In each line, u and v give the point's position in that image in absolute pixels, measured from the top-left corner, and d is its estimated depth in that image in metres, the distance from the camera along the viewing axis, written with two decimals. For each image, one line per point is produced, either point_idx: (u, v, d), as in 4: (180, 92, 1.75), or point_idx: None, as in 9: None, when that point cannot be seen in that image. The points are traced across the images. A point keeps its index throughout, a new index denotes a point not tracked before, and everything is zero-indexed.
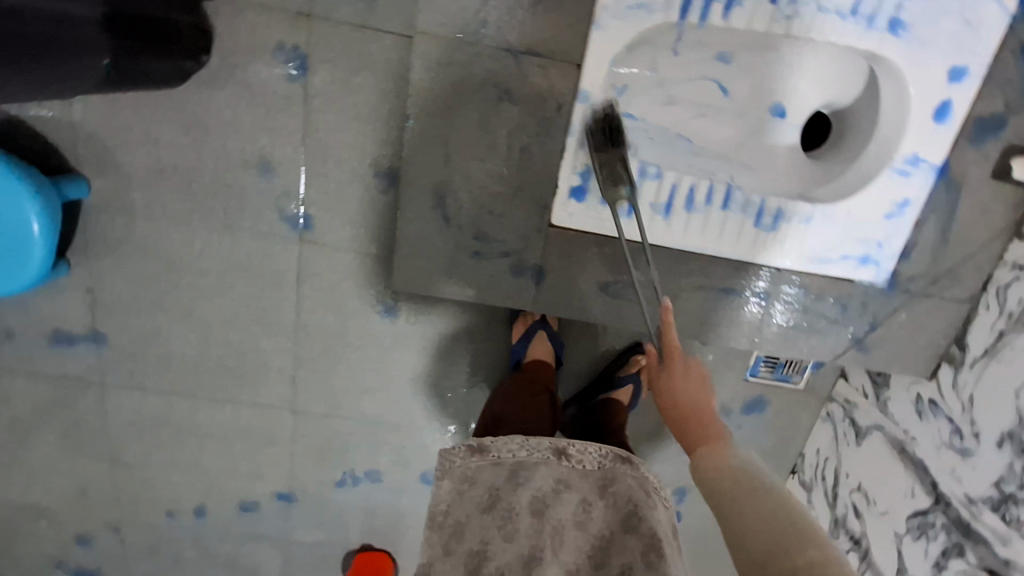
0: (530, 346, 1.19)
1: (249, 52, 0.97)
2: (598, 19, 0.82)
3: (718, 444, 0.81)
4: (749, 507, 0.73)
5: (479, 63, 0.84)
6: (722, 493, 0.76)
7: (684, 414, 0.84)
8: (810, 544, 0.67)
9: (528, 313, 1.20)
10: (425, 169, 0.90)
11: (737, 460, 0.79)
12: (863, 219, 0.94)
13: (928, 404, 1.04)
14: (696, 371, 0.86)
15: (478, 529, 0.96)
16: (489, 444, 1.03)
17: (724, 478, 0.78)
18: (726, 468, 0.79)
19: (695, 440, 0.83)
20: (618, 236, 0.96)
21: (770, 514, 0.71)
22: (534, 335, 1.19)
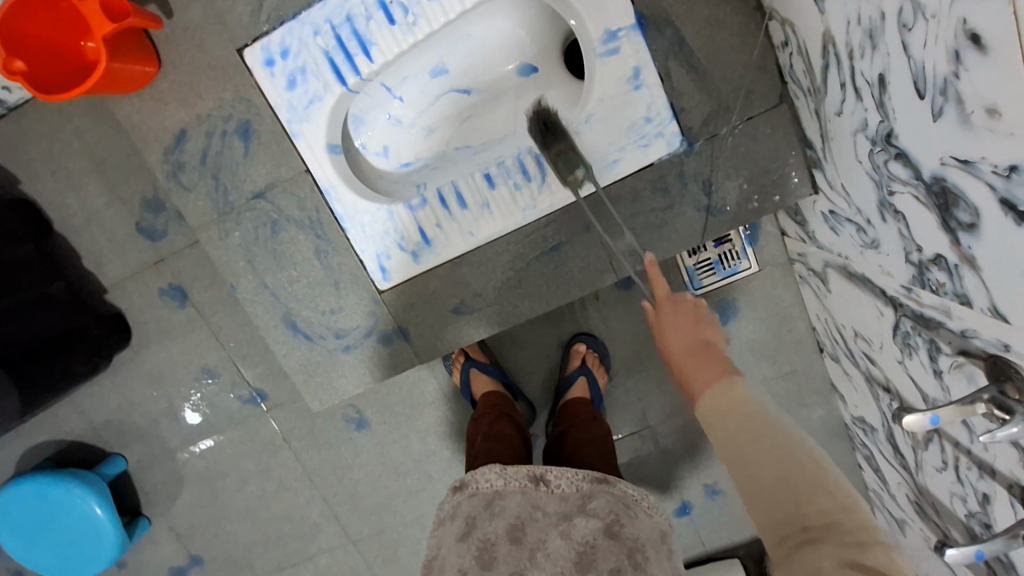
0: (471, 385, 1.24)
1: (147, 307, 1.26)
2: (292, 132, 0.96)
3: (721, 368, 0.84)
4: (763, 449, 0.73)
5: (243, 218, 1.02)
6: (732, 433, 0.77)
7: (694, 347, 0.89)
8: (820, 491, 0.67)
9: (455, 358, 1.26)
10: (268, 311, 1.07)
11: (745, 394, 0.79)
12: (614, 111, 0.91)
13: (831, 215, 0.92)
14: (686, 313, 0.93)
15: (455, 559, 0.87)
16: (469, 477, 0.99)
17: (727, 408, 0.79)
18: (736, 399, 0.79)
19: (699, 379, 0.85)
20: (433, 266, 1.02)
21: (785, 455, 0.71)
22: (471, 374, 1.24)
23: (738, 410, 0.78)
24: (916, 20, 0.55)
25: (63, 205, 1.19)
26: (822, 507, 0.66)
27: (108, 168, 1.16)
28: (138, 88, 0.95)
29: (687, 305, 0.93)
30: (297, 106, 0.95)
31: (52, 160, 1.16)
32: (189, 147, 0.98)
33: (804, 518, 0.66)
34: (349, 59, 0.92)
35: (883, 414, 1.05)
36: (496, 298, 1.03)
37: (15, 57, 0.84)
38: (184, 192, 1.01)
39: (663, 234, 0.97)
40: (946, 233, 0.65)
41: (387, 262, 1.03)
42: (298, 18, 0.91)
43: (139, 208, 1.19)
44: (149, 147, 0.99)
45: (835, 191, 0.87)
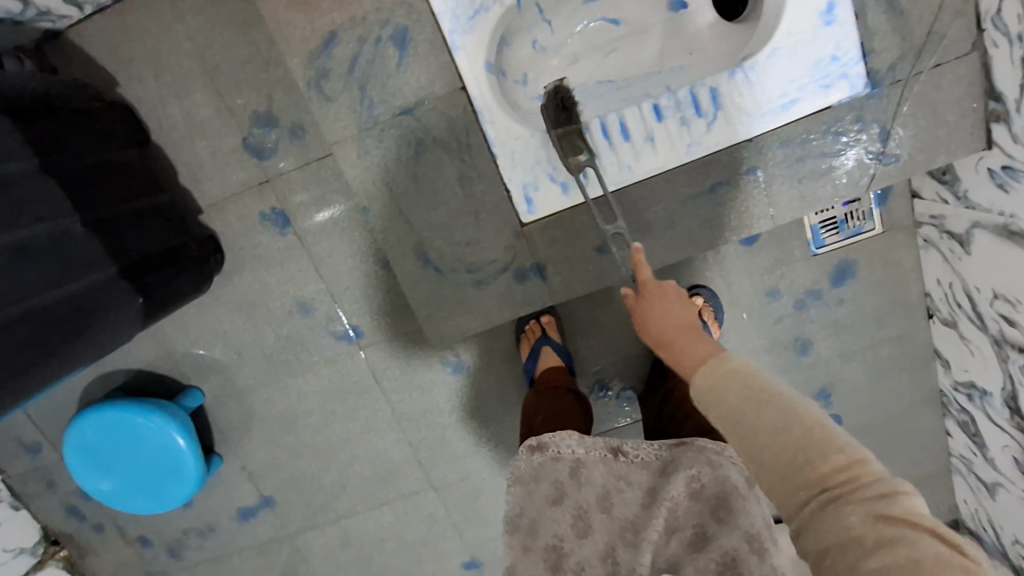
0: (539, 360, 1.21)
1: (246, 232, 1.19)
2: (452, 44, 0.90)
3: (707, 346, 0.72)
4: (762, 416, 0.60)
5: (387, 136, 0.95)
6: (725, 407, 0.64)
7: (680, 330, 0.77)
8: (831, 449, 0.56)
9: (530, 330, 1.24)
10: (399, 239, 1.02)
11: (733, 366, 0.66)
12: (799, 46, 0.88)
13: (1005, 171, 0.91)
14: (674, 294, 0.81)
15: (550, 524, 0.84)
16: (547, 439, 0.89)
17: (723, 386, 0.65)
18: (725, 378, 0.65)
19: (687, 357, 0.73)
20: (581, 200, 0.98)
21: (781, 417, 0.59)
22: (541, 350, 1.22)
23: (727, 379, 0.65)
24: None
25: (163, 114, 1.10)
26: (839, 466, 0.55)
27: (219, 76, 1.07)
28: None
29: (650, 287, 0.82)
30: (462, 17, 0.90)
31: (157, 62, 1.07)
32: (339, 53, 0.91)
33: (822, 478, 0.55)
34: None
35: (1006, 377, 1.06)
36: (643, 237, 1.00)
37: None
38: (325, 102, 0.94)
39: (826, 181, 0.96)
40: None
41: (534, 194, 0.98)
42: None
43: (248, 123, 1.10)
44: (293, 49, 0.91)
45: (1020, 144, 0.86)
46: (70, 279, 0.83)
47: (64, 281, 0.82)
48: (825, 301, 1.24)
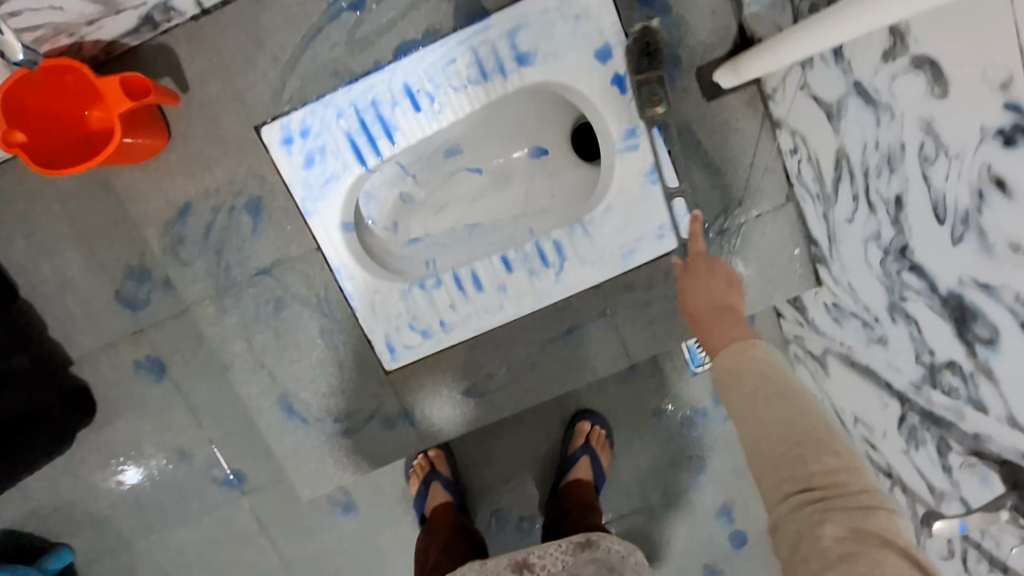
0: (428, 498, 1.18)
1: (121, 382, 1.16)
2: (306, 210, 0.94)
3: (738, 330, 0.75)
4: (768, 410, 0.63)
5: (246, 296, 0.97)
6: (742, 394, 0.67)
7: (711, 312, 0.82)
8: (827, 451, 0.58)
9: (417, 466, 1.21)
10: (262, 393, 1.01)
11: (759, 358, 0.69)
12: (631, 201, 0.94)
13: (835, 307, 0.96)
14: (717, 277, 0.85)
15: None
16: None
17: (749, 369, 0.68)
18: (754, 363, 0.69)
19: (717, 334, 0.76)
20: (445, 347, 1.00)
21: (792, 414, 0.62)
22: (431, 485, 1.19)
23: (752, 369, 0.68)
24: (939, 155, 0.60)
25: (34, 272, 1.10)
26: (829, 468, 0.57)
27: (89, 234, 1.09)
28: (143, 160, 0.91)
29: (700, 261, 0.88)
30: (313, 184, 0.93)
31: (27, 224, 1.08)
32: (194, 222, 0.94)
33: (810, 477, 0.58)
34: (373, 144, 0.92)
35: None
36: (508, 381, 1.01)
37: (17, 129, 0.75)
38: (182, 267, 0.95)
39: (676, 321, 0.99)
40: (962, 344, 0.69)
41: (398, 344, 0.99)
42: (321, 100, 0.90)
43: (120, 276, 1.11)
44: (149, 220, 0.93)
45: (840, 286, 0.92)
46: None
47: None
48: (711, 418, 1.27)
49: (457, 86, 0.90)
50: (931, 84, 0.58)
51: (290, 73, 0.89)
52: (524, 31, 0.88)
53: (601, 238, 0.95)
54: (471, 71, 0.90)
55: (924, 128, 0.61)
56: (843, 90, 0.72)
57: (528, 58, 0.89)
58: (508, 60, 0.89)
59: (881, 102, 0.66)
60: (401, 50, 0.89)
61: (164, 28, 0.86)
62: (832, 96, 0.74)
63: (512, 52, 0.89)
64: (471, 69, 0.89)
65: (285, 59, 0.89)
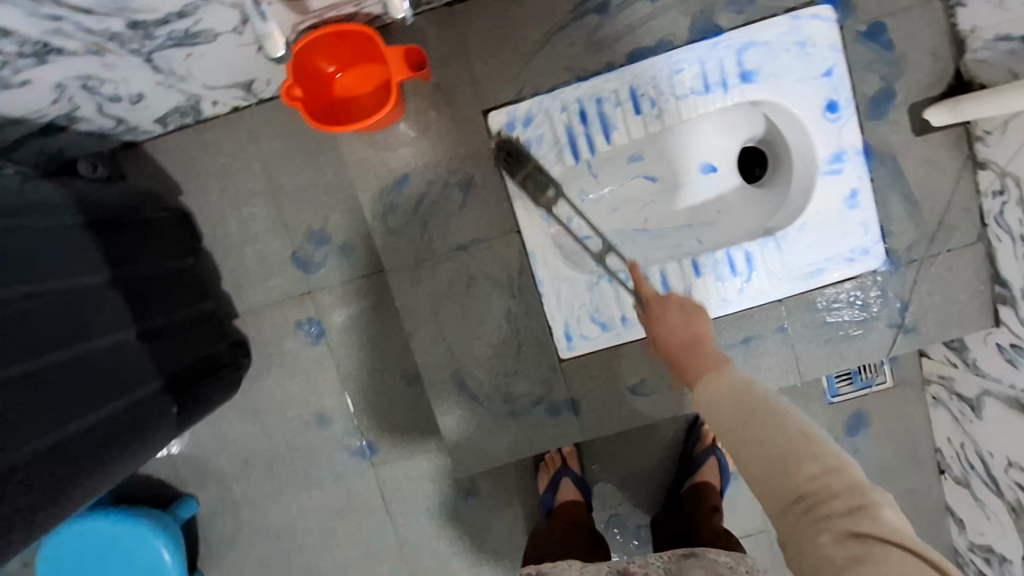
0: (558, 493, 1.19)
1: (280, 340, 1.20)
2: (514, 194, 0.98)
3: (704, 365, 0.74)
4: (751, 431, 0.63)
5: (441, 269, 1.01)
6: (720, 420, 0.67)
7: (683, 344, 0.79)
8: (808, 456, 0.59)
9: (549, 461, 1.23)
10: (437, 364, 1.04)
11: (726, 387, 0.68)
12: (827, 221, 0.97)
13: (1013, 348, 0.98)
14: (677, 305, 0.83)
15: None
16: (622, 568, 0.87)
17: (721, 402, 0.67)
18: (722, 392, 0.68)
19: (690, 367, 0.75)
20: (622, 342, 1.02)
21: (767, 432, 0.62)
22: (561, 480, 1.20)
23: (721, 399, 0.68)
24: None
25: (222, 224, 1.15)
26: (813, 473, 0.58)
27: (281, 194, 1.13)
28: (374, 129, 0.96)
29: (654, 304, 0.84)
30: (525, 169, 0.97)
31: (226, 178, 1.13)
32: (407, 193, 0.98)
33: (798, 487, 0.59)
34: (591, 141, 0.97)
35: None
36: (677, 383, 1.03)
37: (298, 85, 0.80)
38: (387, 234, 1.00)
39: (851, 344, 1.01)
40: None
41: (577, 334, 1.02)
42: (549, 92, 0.95)
43: (302, 238, 1.15)
44: (366, 185, 0.98)
45: None
46: (99, 404, 0.78)
47: (93, 407, 0.77)
48: None
49: (679, 93, 0.95)
50: None
51: (523, 63, 0.95)
52: (751, 50, 0.93)
53: (792, 253, 0.98)
54: (695, 82, 0.94)
55: None
56: None
57: (751, 75, 0.94)
58: (731, 75, 0.94)
59: None
60: (634, 56, 0.94)
61: (426, 6, 0.93)
62: None
63: (736, 68, 0.94)
64: (695, 80, 0.94)
65: (523, 51, 0.94)
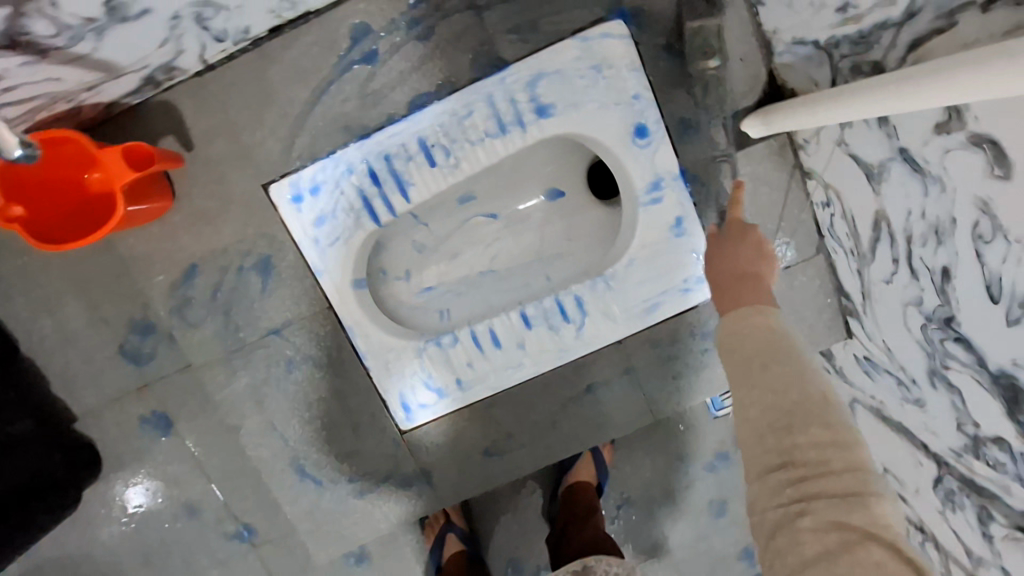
0: (443, 551, 1.15)
1: (124, 439, 1.11)
2: (316, 267, 0.90)
3: (755, 296, 0.72)
4: (774, 368, 0.63)
5: (256, 357, 0.93)
6: (742, 355, 0.67)
7: (731, 278, 0.76)
8: (818, 422, 0.58)
9: (432, 518, 1.17)
10: (274, 454, 0.97)
11: (765, 325, 0.67)
12: (655, 254, 0.90)
13: (867, 360, 0.92)
14: (751, 243, 0.78)
15: None
16: None
17: (750, 334, 0.67)
18: (758, 326, 0.68)
19: (732, 295, 0.73)
20: (461, 405, 0.96)
21: (792, 378, 0.62)
22: (446, 538, 1.16)
23: (752, 335, 0.67)
24: (996, 236, 0.57)
25: (34, 327, 1.06)
26: (815, 441, 0.58)
27: (90, 288, 1.04)
28: (148, 221, 0.87)
29: (742, 235, 0.79)
30: (322, 240, 0.89)
31: (27, 279, 1.03)
32: (200, 283, 0.90)
33: (795, 450, 0.58)
34: (387, 201, 0.88)
35: None
36: (527, 439, 0.98)
37: (13, 204, 0.74)
38: (189, 329, 0.92)
39: (701, 375, 0.97)
40: (1012, 424, 0.65)
41: (413, 405, 0.96)
42: (332, 156, 0.86)
43: (123, 330, 1.06)
44: (154, 281, 0.89)
45: (873, 342, 0.88)
46: None
47: None
48: (732, 462, 1.23)
49: (473, 138, 0.86)
50: (990, 164, 0.54)
51: (301, 128, 0.85)
52: (543, 81, 0.84)
53: (622, 292, 0.91)
54: (487, 124, 0.86)
55: (980, 207, 0.57)
56: (886, 154, 0.68)
57: (548, 108, 0.85)
58: (525, 111, 0.85)
59: (931, 173, 0.62)
60: (415, 103, 0.85)
61: (166, 84, 0.83)
62: (873, 158, 0.70)
63: (530, 103, 0.85)
64: (487, 121, 0.85)
65: (294, 114, 0.85)
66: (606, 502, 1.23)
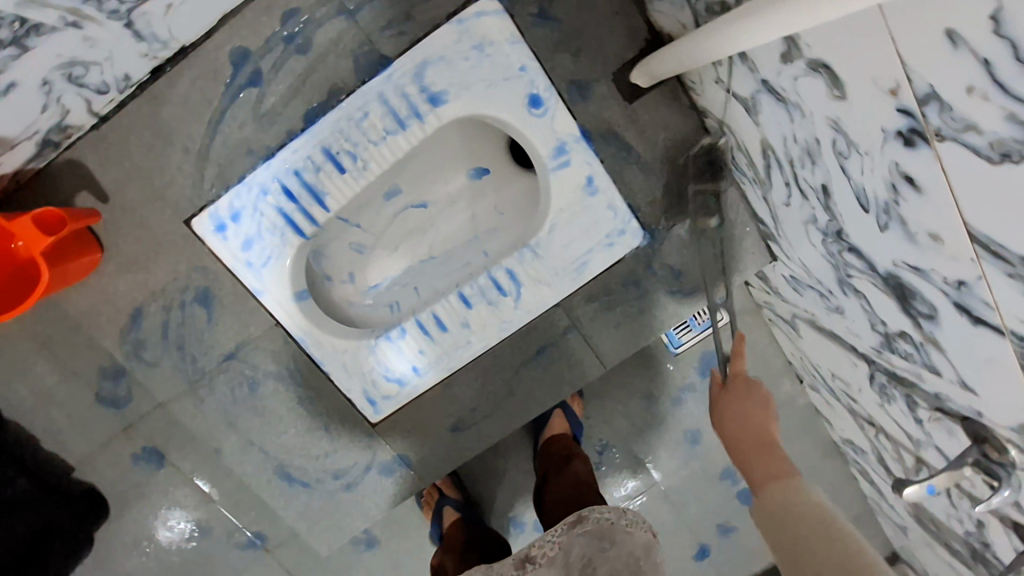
0: (443, 521, 1.20)
1: (123, 478, 1.16)
2: (254, 288, 0.93)
3: (779, 467, 0.80)
4: (817, 548, 0.65)
5: (220, 381, 0.98)
6: (795, 534, 0.69)
7: (753, 444, 0.84)
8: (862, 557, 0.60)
9: (428, 494, 1.23)
10: (259, 467, 1.03)
11: (807, 500, 0.72)
12: (573, 215, 0.93)
13: (792, 278, 0.96)
14: (759, 398, 0.86)
15: None
16: None
17: (803, 509, 0.72)
18: (802, 500, 0.73)
19: (761, 472, 0.81)
20: (423, 390, 1.01)
21: (834, 546, 0.63)
22: (443, 510, 1.20)
23: (800, 508, 0.72)
24: (852, 151, 0.60)
25: None
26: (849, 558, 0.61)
27: (54, 345, 1.08)
28: (82, 277, 0.90)
29: (742, 384, 0.88)
30: (254, 262, 0.92)
31: None
32: (148, 325, 0.94)
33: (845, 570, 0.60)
34: (307, 214, 0.91)
35: (870, 442, 1.09)
36: (490, 409, 1.04)
37: None
38: (150, 369, 0.96)
39: (641, 320, 1.01)
40: (907, 316, 0.70)
41: (378, 397, 1.00)
42: (242, 181, 0.89)
43: (95, 379, 1.10)
44: (104, 331, 0.93)
45: (791, 260, 0.92)
46: None
47: None
48: (698, 391, 1.29)
49: (375, 138, 0.88)
50: (829, 87, 0.57)
51: (208, 160, 0.88)
52: (430, 70, 0.86)
53: (550, 257, 0.95)
54: (386, 122, 0.87)
55: (833, 126, 0.60)
56: (754, 87, 0.71)
57: (440, 96, 0.87)
58: (419, 102, 0.87)
59: (790, 100, 0.65)
60: (311, 114, 0.88)
61: (66, 143, 0.84)
62: (745, 91, 0.73)
63: (422, 93, 0.87)
64: (385, 119, 0.87)
65: (196, 148, 0.87)
66: (588, 449, 1.31)
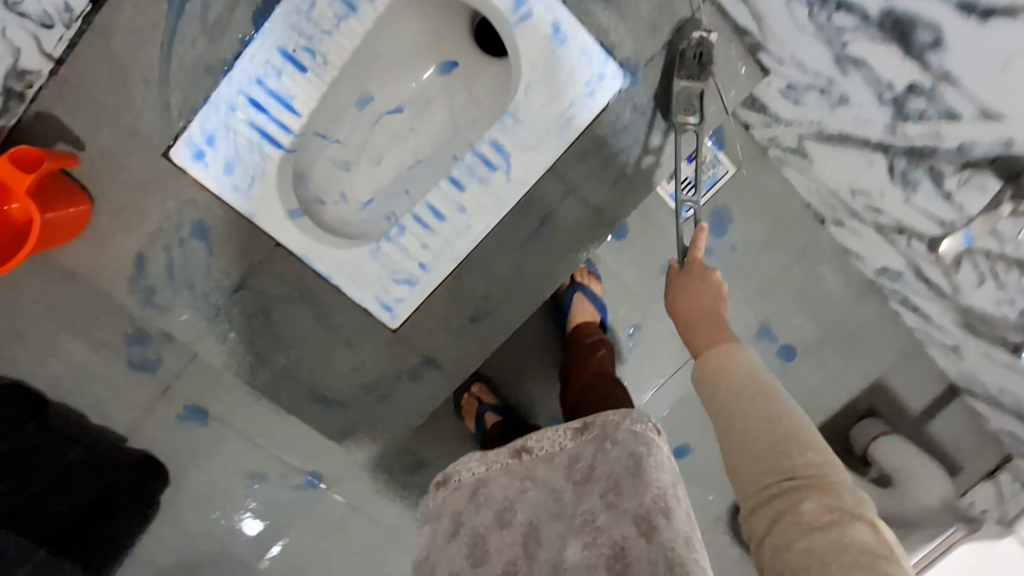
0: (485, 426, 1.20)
1: (171, 439, 1.19)
2: (247, 212, 0.93)
3: (724, 335, 0.72)
4: (755, 411, 0.62)
5: (235, 314, 0.98)
6: (726, 409, 0.65)
7: (699, 319, 0.76)
8: (809, 447, 0.59)
9: (466, 401, 1.23)
10: (293, 394, 1.04)
11: (745, 363, 0.67)
12: (546, 70, 0.89)
13: (788, 88, 0.92)
14: (715, 283, 0.80)
15: (446, 561, 0.70)
16: (450, 467, 0.77)
17: (734, 372, 0.67)
18: (741, 364, 0.67)
19: (701, 336, 0.74)
20: (434, 287, 1.00)
21: (777, 418, 0.61)
22: (483, 416, 1.21)
23: (735, 374, 0.66)
24: None
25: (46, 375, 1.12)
26: (813, 461, 0.58)
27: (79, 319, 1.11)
28: (77, 233, 0.91)
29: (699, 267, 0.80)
30: (240, 184, 0.91)
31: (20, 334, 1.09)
32: (152, 269, 0.94)
33: (792, 467, 0.58)
34: (278, 123, 0.90)
35: (903, 256, 1.04)
36: (504, 295, 1.02)
37: None
38: (164, 313, 0.97)
39: (638, 170, 0.98)
40: (913, 61, 0.65)
41: (392, 302, 1.00)
42: (208, 102, 0.87)
43: (124, 346, 1.13)
44: (114, 282, 0.95)
45: (783, 64, 0.87)
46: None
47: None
48: (717, 253, 1.25)
49: (328, 28, 0.87)
50: None
51: (170, 87, 0.87)
52: None
53: (532, 119, 0.91)
54: (335, 9, 0.86)
55: None
56: None
57: None
58: None
59: None
60: (259, 17, 0.85)
61: (30, 96, 0.84)
62: None
63: None
64: (334, 6, 0.86)
65: (155, 77, 0.86)
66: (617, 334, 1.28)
